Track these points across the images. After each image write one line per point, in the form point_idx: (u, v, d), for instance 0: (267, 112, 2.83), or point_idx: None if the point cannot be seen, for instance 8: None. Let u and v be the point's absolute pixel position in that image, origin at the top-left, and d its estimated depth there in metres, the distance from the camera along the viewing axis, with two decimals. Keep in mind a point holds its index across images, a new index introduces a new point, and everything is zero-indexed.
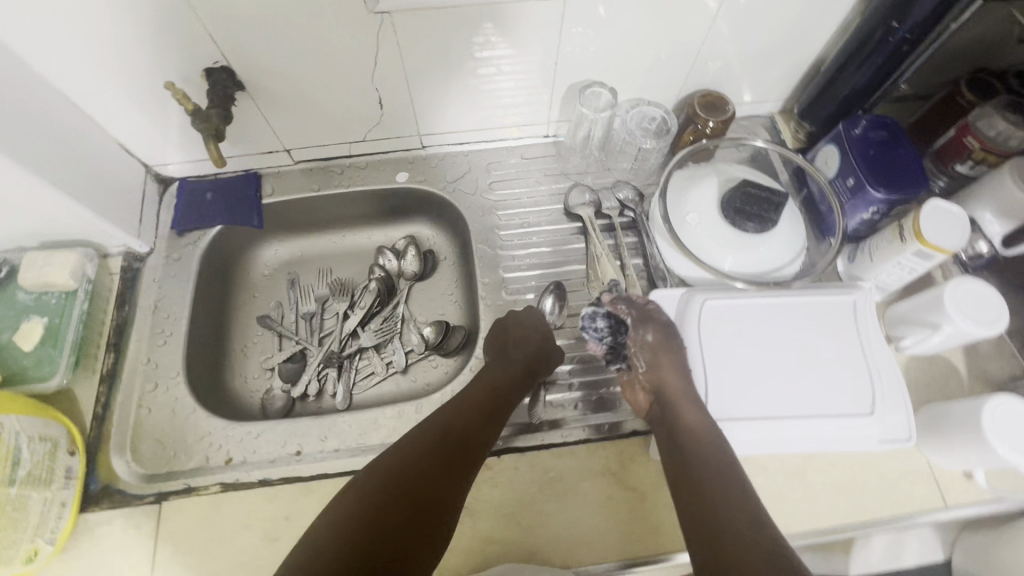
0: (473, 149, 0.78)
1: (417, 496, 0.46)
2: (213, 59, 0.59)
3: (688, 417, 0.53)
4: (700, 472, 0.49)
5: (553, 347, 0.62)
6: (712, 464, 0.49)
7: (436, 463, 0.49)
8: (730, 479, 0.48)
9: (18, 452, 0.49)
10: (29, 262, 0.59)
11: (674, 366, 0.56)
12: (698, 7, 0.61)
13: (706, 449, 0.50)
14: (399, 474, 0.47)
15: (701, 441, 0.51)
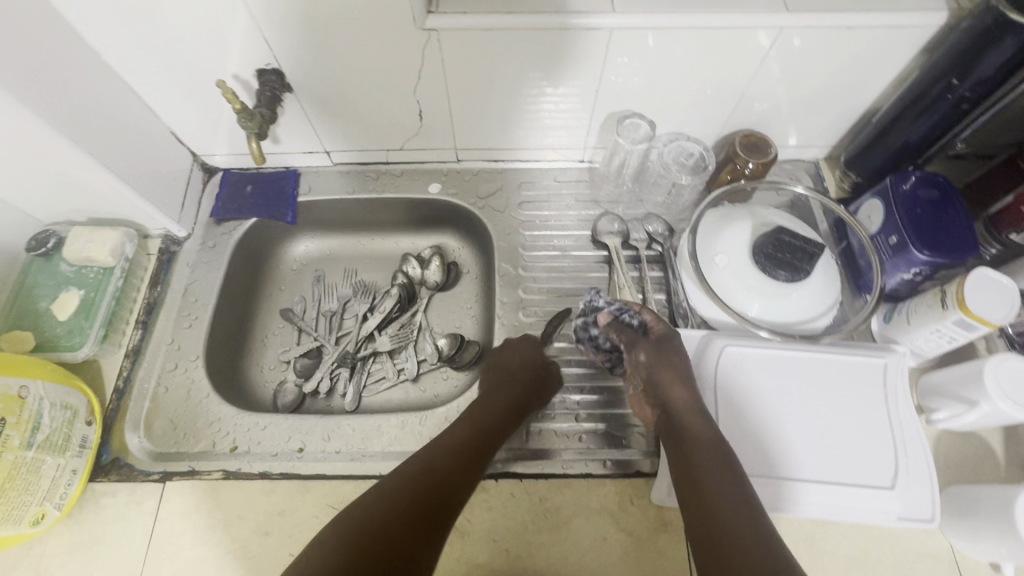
0: (507, 167, 0.79)
1: (427, 499, 0.46)
2: (265, 61, 0.61)
3: (690, 422, 0.52)
4: (702, 472, 0.47)
5: (551, 375, 0.61)
6: (712, 465, 0.47)
7: (446, 472, 0.49)
8: (731, 478, 0.46)
9: (38, 416, 0.51)
10: (74, 236, 0.62)
11: (674, 375, 0.56)
12: (747, 48, 0.60)
13: (708, 451, 0.49)
14: (406, 478, 0.47)
15: (704, 443, 0.49)
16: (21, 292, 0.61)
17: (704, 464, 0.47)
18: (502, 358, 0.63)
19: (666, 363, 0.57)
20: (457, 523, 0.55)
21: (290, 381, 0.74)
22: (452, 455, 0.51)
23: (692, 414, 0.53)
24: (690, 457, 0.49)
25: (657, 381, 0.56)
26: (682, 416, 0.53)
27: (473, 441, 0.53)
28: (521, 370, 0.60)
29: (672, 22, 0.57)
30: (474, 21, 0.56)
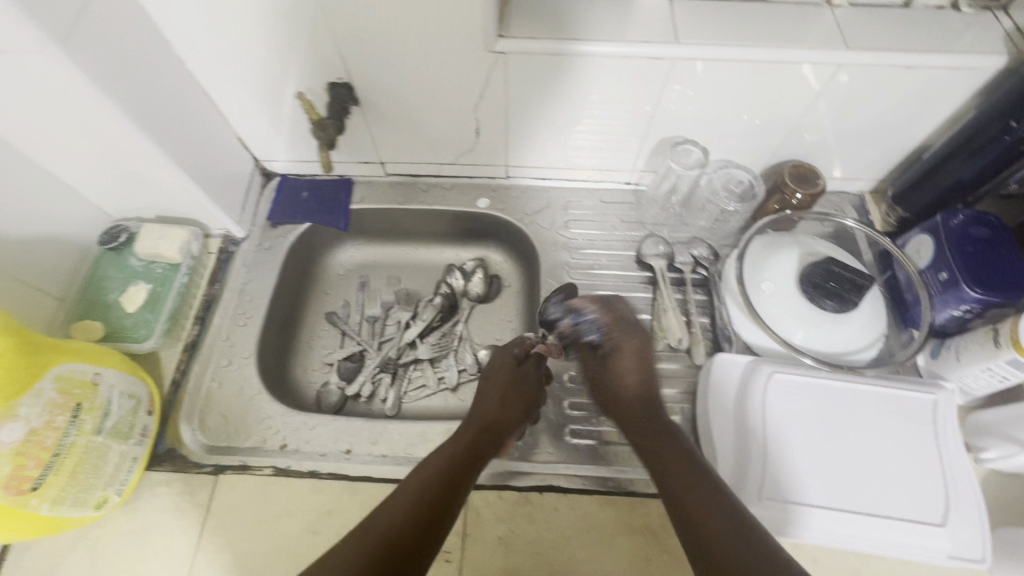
0: (553, 186, 0.81)
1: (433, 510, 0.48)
2: (338, 75, 0.64)
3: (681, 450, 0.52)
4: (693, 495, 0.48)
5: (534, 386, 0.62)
6: (699, 486, 0.49)
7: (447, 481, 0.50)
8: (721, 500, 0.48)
9: (107, 403, 0.52)
10: (146, 232, 0.65)
11: (633, 377, 0.60)
12: (806, 82, 0.61)
13: (694, 474, 0.50)
14: (411, 492, 0.49)
15: (685, 464, 0.51)
16: (92, 282, 0.63)
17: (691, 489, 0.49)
18: (487, 368, 0.64)
19: (631, 362, 0.61)
20: (501, 534, 0.56)
21: (333, 383, 0.76)
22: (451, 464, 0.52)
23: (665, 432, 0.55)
24: (672, 480, 0.50)
25: (620, 381, 0.60)
26: (658, 439, 0.54)
27: (464, 444, 0.54)
28: (500, 375, 0.62)
29: (735, 55, 0.58)
30: (543, 46, 0.58)
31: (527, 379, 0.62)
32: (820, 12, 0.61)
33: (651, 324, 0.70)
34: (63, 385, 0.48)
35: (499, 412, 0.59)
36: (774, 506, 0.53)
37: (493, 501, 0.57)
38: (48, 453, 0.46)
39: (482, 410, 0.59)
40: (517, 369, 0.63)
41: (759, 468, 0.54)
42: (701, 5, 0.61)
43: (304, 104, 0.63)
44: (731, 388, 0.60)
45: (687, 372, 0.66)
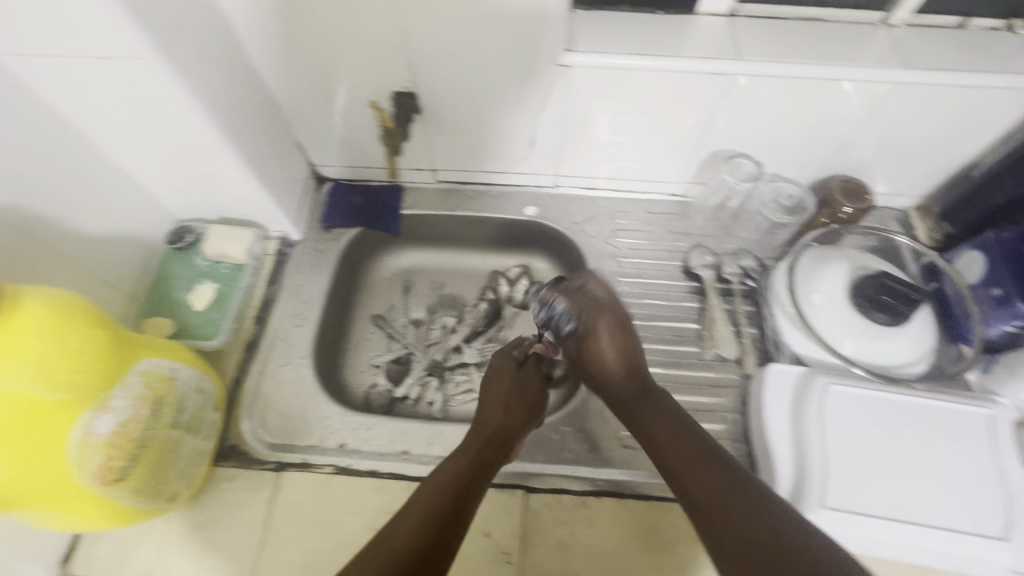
0: (600, 196, 0.82)
1: (448, 515, 0.48)
2: (403, 84, 0.65)
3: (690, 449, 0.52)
4: (707, 493, 0.48)
5: (537, 393, 0.62)
6: (709, 480, 0.48)
7: (454, 485, 0.50)
8: (734, 489, 0.47)
9: (182, 398, 0.54)
10: (215, 233, 0.67)
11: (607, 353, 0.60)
12: (862, 99, 0.62)
13: (702, 465, 0.50)
14: (427, 503, 0.48)
15: (691, 458, 0.51)
16: (161, 281, 0.65)
17: (702, 484, 0.48)
18: (486, 378, 0.63)
19: (608, 344, 0.61)
20: (560, 536, 0.57)
21: (382, 385, 0.77)
22: (459, 473, 0.52)
23: (668, 426, 0.54)
24: (682, 477, 0.50)
25: (604, 366, 0.60)
26: (659, 432, 0.54)
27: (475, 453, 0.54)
28: (502, 381, 0.62)
29: (796, 71, 0.60)
30: (608, 60, 0.60)
31: (531, 387, 0.62)
32: (878, 31, 0.62)
33: (700, 334, 0.71)
34: (147, 378, 0.49)
35: (503, 418, 0.58)
36: (835, 516, 0.53)
37: (552, 504, 0.58)
38: (132, 445, 0.47)
39: (489, 420, 0.58)
40: (517, 373, 0.63)
41: (819, 478, 0.55)
42: (760, 23, 0.63)
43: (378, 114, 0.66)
44: (787, 399, 0.61)
45: (740, 383, 0.67)
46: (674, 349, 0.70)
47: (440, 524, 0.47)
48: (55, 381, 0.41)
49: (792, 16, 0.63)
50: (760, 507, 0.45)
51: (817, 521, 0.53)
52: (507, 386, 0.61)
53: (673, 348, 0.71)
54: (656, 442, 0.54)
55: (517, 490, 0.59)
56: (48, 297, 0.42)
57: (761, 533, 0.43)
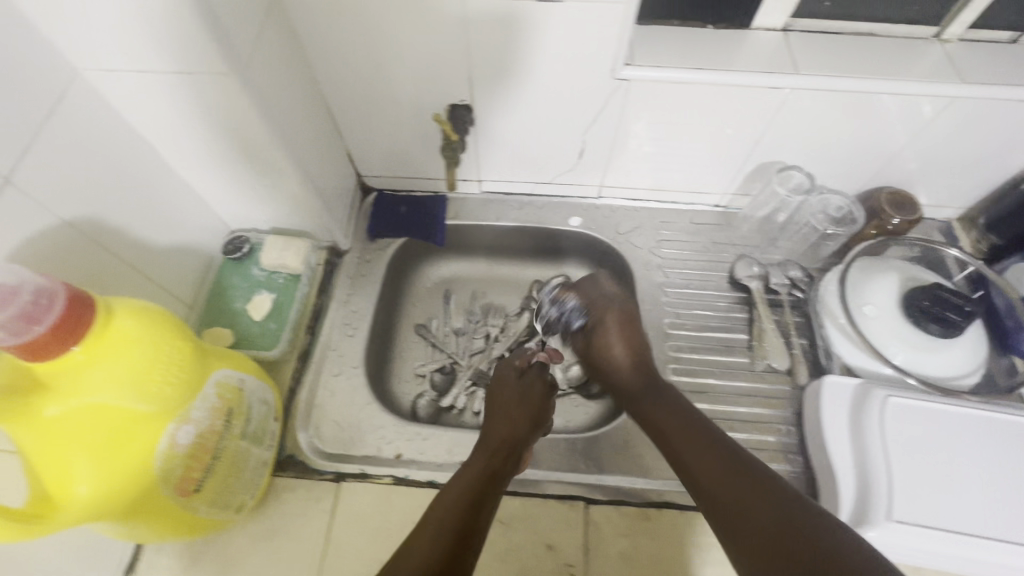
0: (643, 207, 0.83)
1: (467, 514, 0.49)
2: (461, 97, 0.66)
3: (697, 451, 0.52)
4: (721, 488, 0.48)
5: (539, 402, 0.65)
6: (723, 474, 0.49)
7: (472, 488, 0.52)
8: (748, 481, 0.48)
9: (249, 409, 0.54)
10: (271, 244, 0.67)
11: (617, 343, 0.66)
12: (917, 113, 0.63)
13: (717, 462, 0.50)
14: (445, 504, 0.50)
15: (703, 455, 0.52)
16: (218, 292, 0.66)
17: (716, 481, 0.49)
18: (493, 389, 0.68)
19: (616, 335, 0.67)
20: (623, 548, 0.57)
21: (426, 394, 0.77)
22: (476, 477, 0.53)
23: (682, 427, 0.55)
24: (697, 475, 0.51)
25: (611, 358, 0.66)
26: (675, 433, 0.55)
27: (493, 459, 0.56)
28: (506, 394, 0.66)
29: (853, 85, 0.60)
30: (667, 74, 0.60)
31: (533, 396, 0.65)
32: (931, 46, 0.63)
33: (749, 345, 0.72)
34: (220, 389, 0.50)
35: (510, 429, 0.60)
36: (905, 530, 0.53)
37: (614, 516, 0.58)
38: (208, 454, 0.48)
39: (499, 432, 0.60)
40: (520, 382, 0.67)
41: (885, 491, 0.55)
42: (814, 38, 0.64)
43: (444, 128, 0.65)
44: (844, 410, 0.61)
45: (793, 394, 0.68)
46: (725, 360, 0.71)
47: (458, 523, 0.48)
48: (148, 393, 0.41)
49: (845, 31, 0.64)
50: (772, 496, 0.46)
51: (886, 535, 0.53)
52: (512, 395, 0.65)
53: (725, 360, 0.71)
54: (671, 443, 0.55)
55: (577, 501, 0.59)
56: (137, 311, 0.42)
57: (774, 522, 0.44)
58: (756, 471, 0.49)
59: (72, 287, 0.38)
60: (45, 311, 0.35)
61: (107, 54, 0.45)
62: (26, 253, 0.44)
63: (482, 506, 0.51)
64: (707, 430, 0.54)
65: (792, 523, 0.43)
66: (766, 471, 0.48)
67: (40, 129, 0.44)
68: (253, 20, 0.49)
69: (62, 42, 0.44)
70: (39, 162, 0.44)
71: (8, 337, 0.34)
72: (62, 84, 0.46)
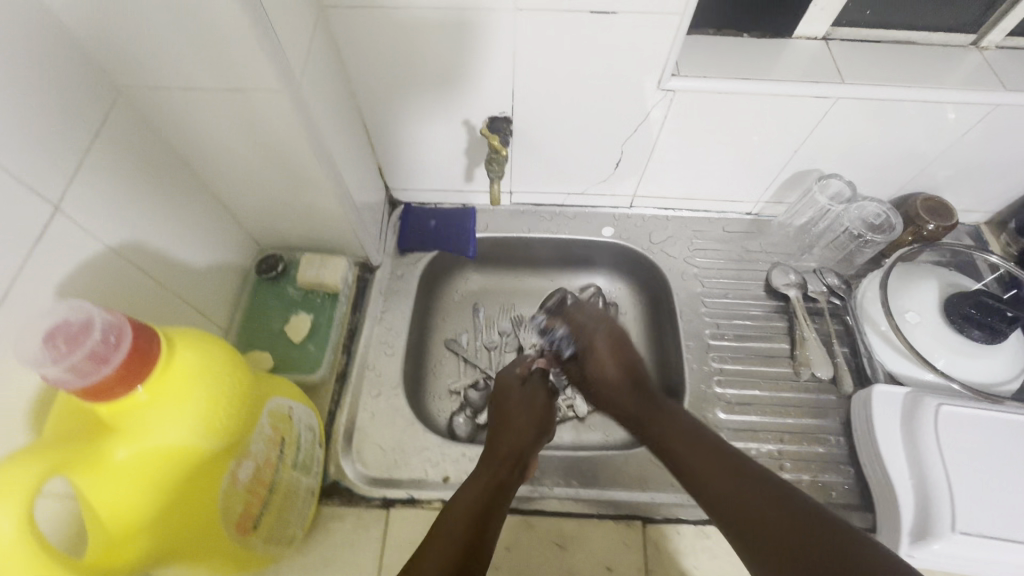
0: (675, 216, 0.82)
1: (476, 524, 0.49)
2: (501, 110, 0.65)
3: (692, 453, 0.55)
4: (736, 497, 0.49)
5: (542, 412, 0.66)
6: (734, 483, 0.50)
7: (482, 498, 0.52)
8: (763, 489, 0.48)
9: (298, 437, 0.52)
10: (307, 262, 0.65)
11: (608, 364, 0.68)
12: (959, 121, 0.63)
13: (726, 472, 0.51)
14: (453, 516, 0.50)
15: (713, 466, 0.52)
16: (253, 313, 0.64)
17: (725, 491, 0.50)
18: (495, 399, 0.68)
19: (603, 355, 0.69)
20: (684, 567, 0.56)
21: (464, 411, 0.74)
22: (486, 486, 0.54)
23: (690, 439, 0.56)
24: (705, 487, 0.51)
25: (602, 371, 0.68)
26: (683, 446, 0.56)
27: (500, 469, 0.57)
28: (509, 404, 0.66)
29: (899, 94, 0.60)
30: (713, 85, 0.60)
31: (536, 406, 0.67)
32: (969, 53, 0.63)
33: (792, 354, 0.71)
34: (274, 419, 0.47)
35: (517, 438, 0.61)
36: (971, 542, 0.52)
37: (672, 535, 0.58)
38: (265, 488, 0.46)
39: (505, 441, 0.60)
40: (522, 390, 0.69)
41: (946, 503, 0.54)
42: (854, 46, 0.63)
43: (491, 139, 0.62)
44: (896, 420, 0.61)
45: (839, 403, 0.68)
46: (769, 371, 0.70)
47: (468, 531, 0.48)
48: (213, 430, 0.39)
49: (884, 40, 0.64)
50: (787, 501, 0.47)
51: (951, 547, 0.53)
52: (514, 403, 0.67)
53: (767, 370, 0.71)
54: (681, 457, 0.55)
55: (634, 521, 0.58)
56: (197, 344, 0.40)
57: (789, 526, 0.44)
58: (768, 479, 0.49)
59: (136, 320, 0.35)
60: (114, 350, 0.33)
61: (154, 72, 0.43)
62: (75, 283, 0.41)
63: (490, 515, 0.51)
64: (717, 443, 0.55)
65: (806, 525, 0.44)
66: (779, 479, 0.49)
67: (87, 153, 0.42)
68: (299, 35, 0.47)
69: (107, 61, 0.42)
70: (86, 188, 0.42)
71: (76, 380, 0.32)
72: (106, 106, 0.44)
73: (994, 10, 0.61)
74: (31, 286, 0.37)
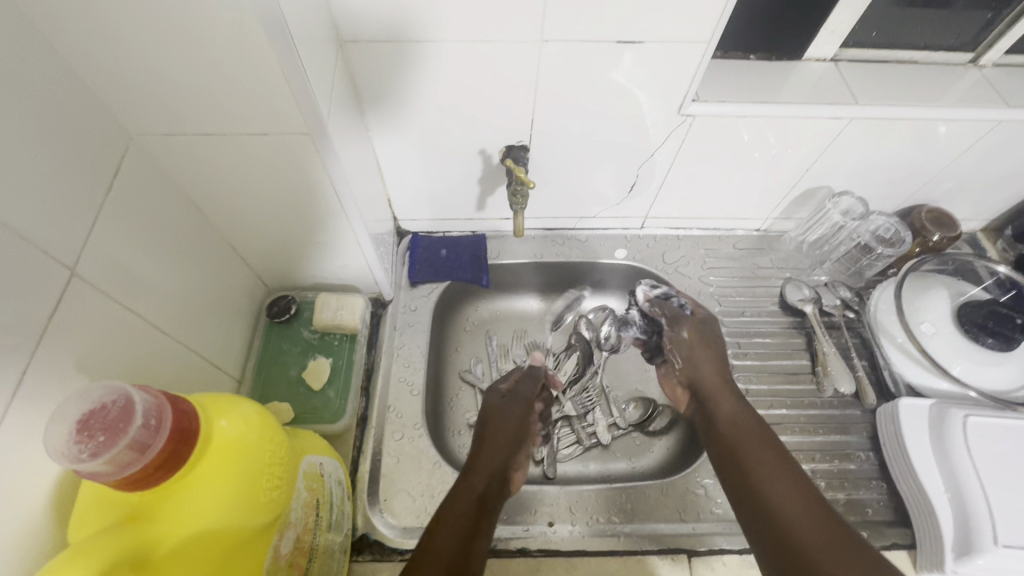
0: (686, 235, 0.82)
1: (464, 545, 0.46)
2: (518, 138, 0.64)
3: (753, 447, 0.54)
4: (810, 542, 0.45)
5: (523, 424, 0.63)
6: (814, 523, 0.46)
7: (467, 521, 0.49)
8: (841, 536, 0.45)
9: (331, 495, 0.49)
10: (322, 303, 0.64)
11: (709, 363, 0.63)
12: (964, 139, 0.64)
13: (805, 506, 0.48)
14: (438, 538, 0.46)
15: (791, 500, 0.49)
16: (268, 360, 0.63)
17: (803, 529, 0.46)
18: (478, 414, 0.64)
19: (699, 342, 0.65)
20: None
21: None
22: (468, 508, 0.50)
23: (770, 463, 0.52)
24: (775, 519, 0.48)
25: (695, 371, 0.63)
26: (760, 471, 0.52)
27: (478, 482, 0.54)
28: (493, 415, 0.63)
29: (910, 114, 0.60)
30: (733, 109, 0.60)
31: (520, 417, 0.63)
32: (969, 71, 0.65)
33: (814, 372, 0.72)
34: (309, 481, 0.45)
35: (495, 454, 0.58)
36: (1015, 555, 0.53)
37: (719, 567, 0.57)
38: (305, 556, 0.43)
39: (486, 458, 0.57)
40: (504, 404, 0.65)
41: (987, 517, 0.54)
42: (862, 67, 0.65)
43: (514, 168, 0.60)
44: (923, 433, 0.61)
45: (863, 417, 0.69)
46: (792, 388, 0.71)
47: (455, 552, 0.45)
48: (258, 506, 0.36)
49: (888, 60, 0.65)
50: (862, 552, 0.44)
51: (995, 561, 0.53)
52: (498, 418, 0.63)
53: (791, 388, 0.71)
54: (756, 482, 0.51)
55: (679, 555, 0.57)
56: (232, 410, 0.37)
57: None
58: (845, 528, 0.46)
59: (173, 396, 0.33)
60: (154, 436, 0.30)
61: (169, 116, 0.41)
62: (95, 350, 0.38)
63: (476, 537, 0.48)
64: (797, 471, 0.51)
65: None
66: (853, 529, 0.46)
67: (100, 207, 0.39)
68: (324, 72, 0.45)
69: (118, 106, 0.39)
70: (100, 246, 0.38)
71: (115, 473, 0.29)
72: (117, 154, 0.41)
73: (992, 29, 0.63)
74: (51, 357, 0.34)
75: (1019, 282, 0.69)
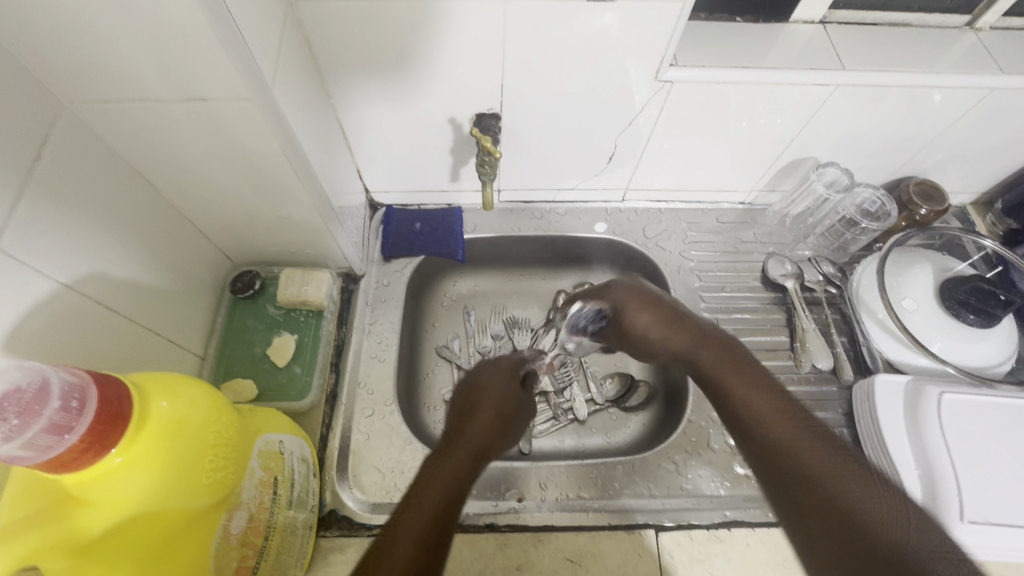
0: (668, 209, 0.80)
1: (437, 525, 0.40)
2: (489, 106, 0.61)
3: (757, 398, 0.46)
4: (828, 483, 0.39)
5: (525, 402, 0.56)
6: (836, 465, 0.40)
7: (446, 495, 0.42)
8: (833, 452, 0.41)
9: (292, 472, 0.48)
10: (288, 279, 0.63)
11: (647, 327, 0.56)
12: (955, 109, 0.62)
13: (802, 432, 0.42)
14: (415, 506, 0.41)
15: (778, 416, 0.44)
16: (232, 337, 0.62)
17: (816, 464, 0.40)
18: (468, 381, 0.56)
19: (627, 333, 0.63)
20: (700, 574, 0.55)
21: None
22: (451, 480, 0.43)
23: (773, 408, 0.45)
24: (773, 443, 0.42)
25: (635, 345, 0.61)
26: (762, 410, 0.45)
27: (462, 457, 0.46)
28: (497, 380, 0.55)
29: (899, 80, 0.57)
30: (712, 74, 0.56)
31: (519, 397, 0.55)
32: (965, 35, 0.62)
33: (792, 347, 0.71)
34: (265, 460, 0.44)
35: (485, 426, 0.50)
36: (976, 530, 0.53)
37: (685, 542, 0.57)
38: (260, 536, 0.43)
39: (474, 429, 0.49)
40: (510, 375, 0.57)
41: (952, 492, 0.55)
42: (852, 29, 0.61)
43: (480, 136, 0.57)
44: (898, 410, 0.61)
45: (840, 393, 0.68)
46: (770, 364, 0.70)
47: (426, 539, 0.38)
48: (199, 488, 0.35)
49: (881, 23, 0.62)
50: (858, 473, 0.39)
51: (958, 536, 0.54)
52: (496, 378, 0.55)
53: (768, 364, 0.70)
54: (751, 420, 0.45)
55: (646, 530, 0.57)
56: (171, 391, 0.35)
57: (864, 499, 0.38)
58: None
59: (103, 379, 0.32)
60: (78, 418, 0.29)
61: (99, 82, 0.38)
62: (29, 327, 0.37)
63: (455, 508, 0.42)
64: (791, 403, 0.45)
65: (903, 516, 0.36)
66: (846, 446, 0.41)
67: (27, 180, 0.36)
68: (267, 35, 0.42)
69: (42, 68, 0.37)
70: (30, 221, 0.36)
71: (35, 456, 0.28)
72: (46, 122, 0.38)
73: None
74: None
75: (1005, 256, 0.67)
